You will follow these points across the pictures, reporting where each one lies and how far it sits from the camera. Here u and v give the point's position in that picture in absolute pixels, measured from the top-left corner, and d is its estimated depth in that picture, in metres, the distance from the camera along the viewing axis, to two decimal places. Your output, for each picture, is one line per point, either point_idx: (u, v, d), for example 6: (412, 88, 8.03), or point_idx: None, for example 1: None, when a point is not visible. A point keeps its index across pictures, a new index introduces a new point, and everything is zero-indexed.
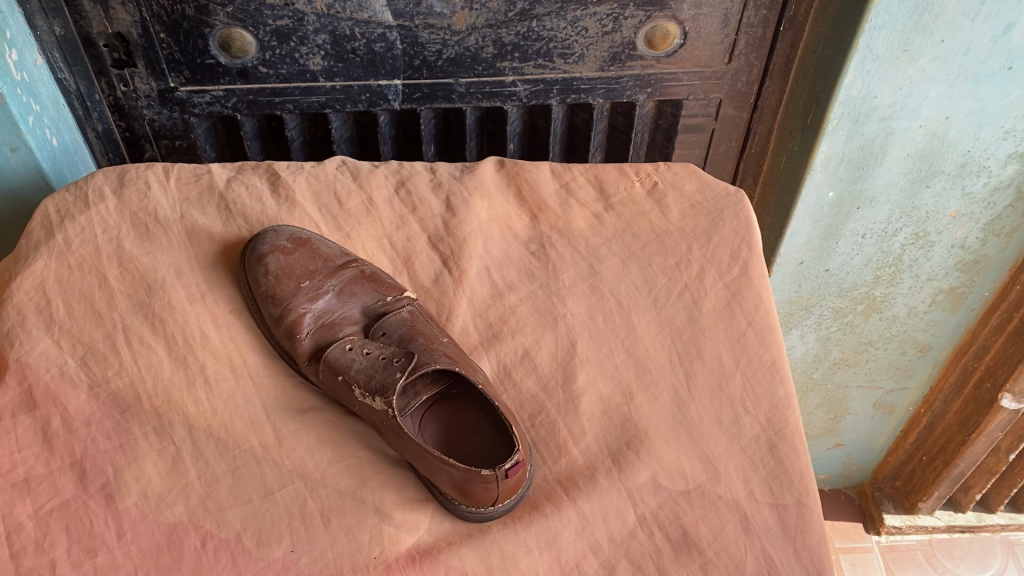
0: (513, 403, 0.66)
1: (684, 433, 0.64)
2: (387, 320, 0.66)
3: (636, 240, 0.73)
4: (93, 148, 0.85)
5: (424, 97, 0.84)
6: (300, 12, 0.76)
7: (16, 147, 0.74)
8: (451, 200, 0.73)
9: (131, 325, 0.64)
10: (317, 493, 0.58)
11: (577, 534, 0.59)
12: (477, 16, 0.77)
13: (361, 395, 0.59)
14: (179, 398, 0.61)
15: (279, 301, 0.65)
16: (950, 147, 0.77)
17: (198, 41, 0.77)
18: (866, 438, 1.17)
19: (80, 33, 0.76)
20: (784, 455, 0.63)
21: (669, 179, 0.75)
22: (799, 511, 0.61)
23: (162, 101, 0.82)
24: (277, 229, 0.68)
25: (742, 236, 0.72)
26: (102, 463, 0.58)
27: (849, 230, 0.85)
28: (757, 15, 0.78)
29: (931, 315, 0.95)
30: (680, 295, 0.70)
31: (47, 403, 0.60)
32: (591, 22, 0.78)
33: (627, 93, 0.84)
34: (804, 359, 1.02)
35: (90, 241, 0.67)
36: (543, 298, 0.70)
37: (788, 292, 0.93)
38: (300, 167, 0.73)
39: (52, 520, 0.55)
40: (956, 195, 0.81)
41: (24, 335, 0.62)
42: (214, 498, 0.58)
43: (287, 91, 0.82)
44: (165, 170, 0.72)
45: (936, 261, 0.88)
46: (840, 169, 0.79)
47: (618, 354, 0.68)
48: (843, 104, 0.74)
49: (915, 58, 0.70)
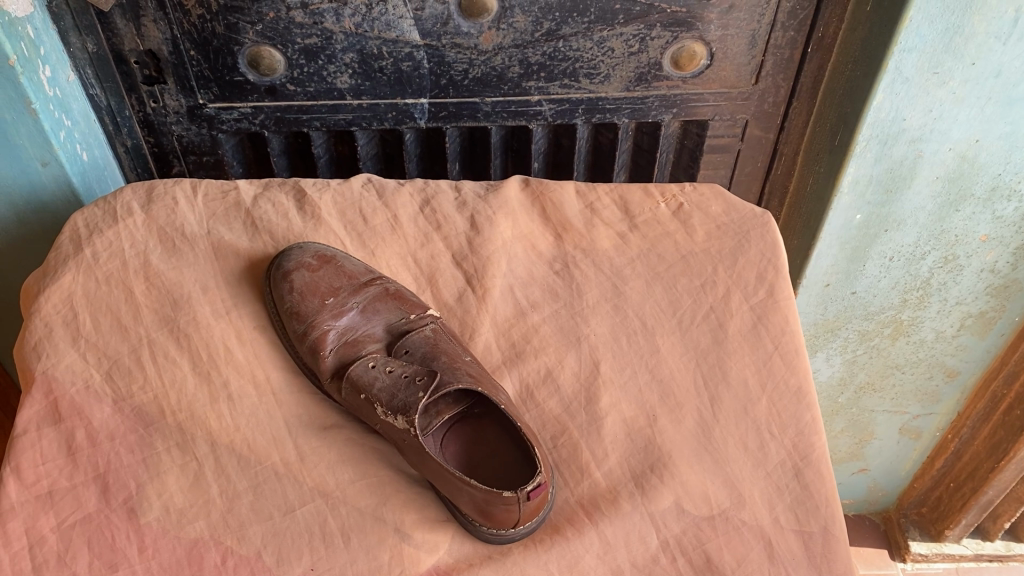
0: (535, 424, 0.66)
1: (709, 458, 0.63)
2: (410, 338, 0.65)
3: (661, 261, 0.72)
4: (123, 162, 0.87)
5: (450, 116, 0.84)
6: (329, 31, 0.76)
7: (47, 162, 0.75)
8: (475, 218, 0.73)
9: (156, 340, 0.64)
10: (338, 511, 0.58)
11: (599, 559, 0.58)
12: (504, 36, 0.77)
13: (384, 413, 0.59)
14: (202, 414, 0.61)
15: (303, 317, 0.65)
16: (980, 171, 0.76)
17: (227, 58, 0.78)
18: (891, 464, 1.15)
19: (112, 50, 0.77)
20: (810, 481, 0.62)
21: (695, 201, 0.75)
22: (825, 539, 0.60)
23: (191, 117, 0.82)
24: (303, 247, 0.68)
25: (769, 257, 0.71)
26: (125, 477, 0.58)
27: (876, 253, 0.84)
28: (785, 37, 0.78)
29: (960, 340, 0.94)
30: (706, 317, 0.70)
31: (72, 416, 0.60)
32: (617, 43, 0.78)
33: (652, 113, 0.84)
34: (829, 382, 1.01)
35: (118, 256, 0.67)
36: (566, 318, 0.70)
37: (813, 314, 0.92)
38: (326, 185, 0.74)
39: (74, 534, 0.55)
40: (986, 219, 0.80)
41: (51, 349, 0.63)
42: (235, 514, 0.58)
43: (314, 109, 0.82)
44: (193, 186, 0.72)
45: (965, 285, 0.87)
46: (868, 191, 0.78)
47: (642, 376, 0.67)
48: (871, 126, 0.73)
49: (945, 81, 0.69)
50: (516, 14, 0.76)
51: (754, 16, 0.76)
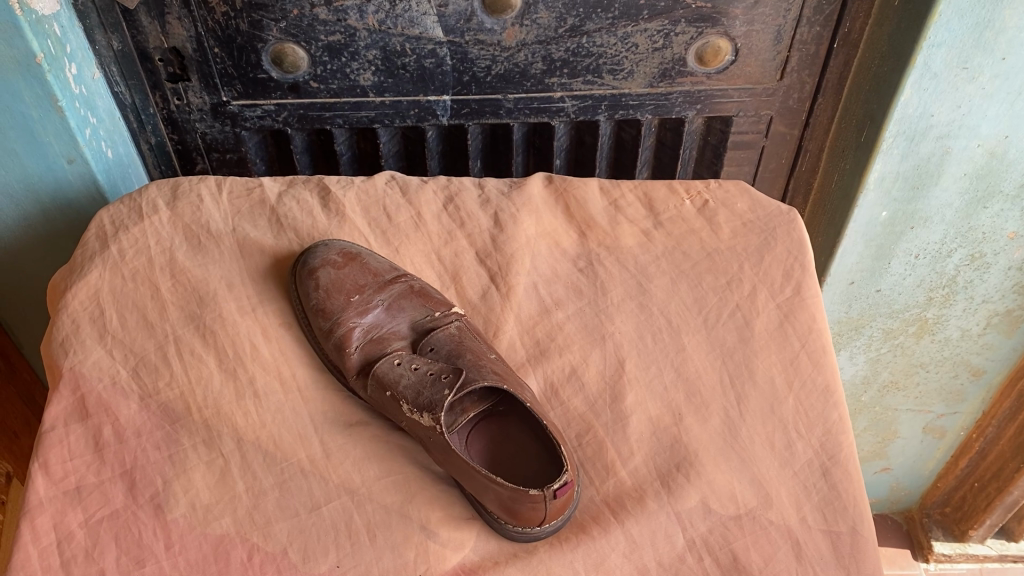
0: (560, 421, 0.66)
1: (735, 456, 0.63)
2: (435, 336, 0.65)
3: (686, 258, 0.72)
4: (146, 159, 0.87)
5: (472, 113, 0.84)
6: (352, 28, 0.76)
7: (73, 159, 0.76)
8: (499, 216, 0.73)
9: (182, 337, 0.64)
10: (364, 508, 0.58)
11: (625, 557, 0.58)
12: (527, 32, 0.77)
13: (409, 410, 0.59)
14: (228, 410, 0.62)
15: (329, 314, 0.65)
16: (1009, 167, 0.75)
17: (251, 56, 0.78)
18: (915, 463, 1.13)
19: (137, 47, 0.77)
20: (838, 480, 0.62)
21: (721, 198, 0.75)
22: (853, 539, 0.60)
23: (215, 115, 0.83)
24: (328, 244, 0.68)
25: (795, 255, 0.71)
26: (151, 473, 0.58)
27: (901, 250, 0.83)
28: (811, 33, 0.77)
29: (986, 338, 0.92)
30: (732, 314, 0.69)
31: (100, 412, 0.60)
32: (641, 38, 0.77)
33: (675, 109, 0.83)
34: (852, 381, 1.00)
35: (143, 253, 0.68)
36: (590, 315, 0.70)
37: (837, 313, 0.91)
38: (350, 182, 0.74)
39: (103, 529, 0.56)
40: (1014, 215, 0.79)
41: (78, 345, 0.63)
42: (261, 511, 0.58)
43: (337, 106, 0.82)
44: (218, 184, 0.72)
45: (992, 283, 0.86)
46: (894, 188, 0.77)
47: (667, 374, 0.67)
48: (898, 122, 0.72)
49: (975, 76, 0.69)
50: (540, 11, 0.75)
51: (779, 11, 0.76)
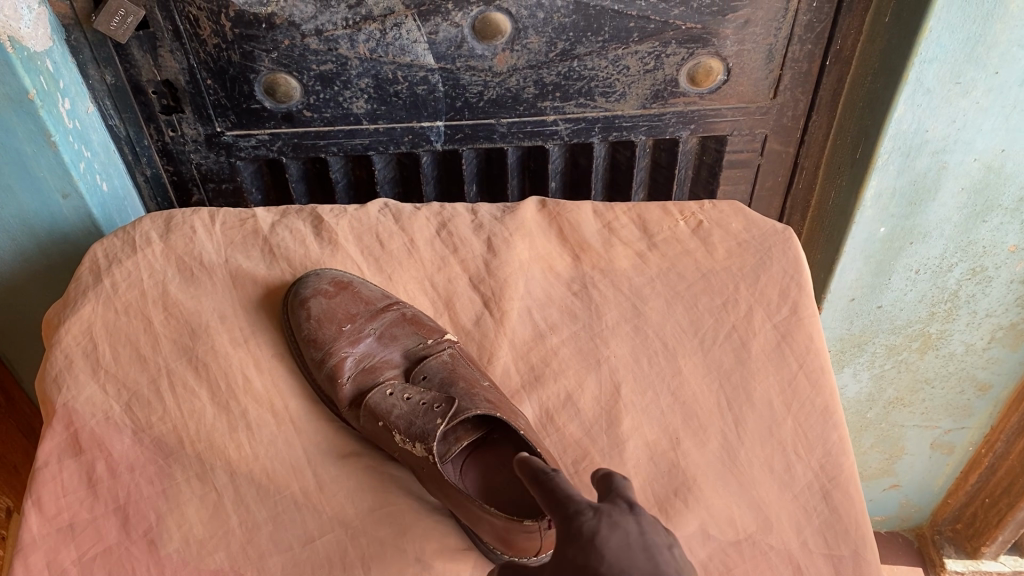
0: (556, 449, 0.64)
1: (733, 480, 0.62)
2: (428, 363, 0.65)
3: (680, 280, 0.71)
4: (142, 191, 0.87)
5: (466, 138, 0.83)
6: (343, 56, 0.76)
7: (68, 193, 0.76)
8: (492, 240, 0.73)
9: (175, 370, 0.64)
10: (358, 540, 0.58)
11: None
12: (518, 57, 0.77)
13: (401, 441, 0.58)
14: (222, 443, 0.61)
15: (321, 344, 0.65)
16: (1007, 180, 0.74)
17: (244, 87, 0.78)
18: (924, 479, 1.12)
19: (131, 80, 0.78)
20: (839, 503, 0.61)
21: (715, 218, 0.74)
22: (856, 562, 0.59)
23: (209, 145, 0.83)
24: (320, 273, 0.68)
25: (791, 274, 0.70)
26: (144, 508, 0.58)
27: (901, 266, 0.82)
28: (802, 51, 0.77)
29: (991, 353, 0.91)
30: (728, 336, 0.68)
31: (93, 448, 0.60)
32: (632, 60, 0.77)
33: (669, 130, 0.83)
34: (857, 399, 0.99)
35: (136, 286, 0.68)
36: (586, 339, 0.69)
37: (839, 330, 0.90)
38: (343, 211, 0.74)
39: (96, 566, 0.55)
40: (1014, 229, 0.78)
41: (71, 380, 0.63)
42: (254, 545, 0.57)
43: (331, 134, 0.82)
44: (211, 215, 0.72)
45: (995, 297, 0.85)
46: (892, 204, 0.77)
47: (664, 398, 0.66)
48: (893, 139, 0.72)
49: (968, 91, 0.68)
50: (529, 36, 0.75)
51: (770, 30, 0.76)
